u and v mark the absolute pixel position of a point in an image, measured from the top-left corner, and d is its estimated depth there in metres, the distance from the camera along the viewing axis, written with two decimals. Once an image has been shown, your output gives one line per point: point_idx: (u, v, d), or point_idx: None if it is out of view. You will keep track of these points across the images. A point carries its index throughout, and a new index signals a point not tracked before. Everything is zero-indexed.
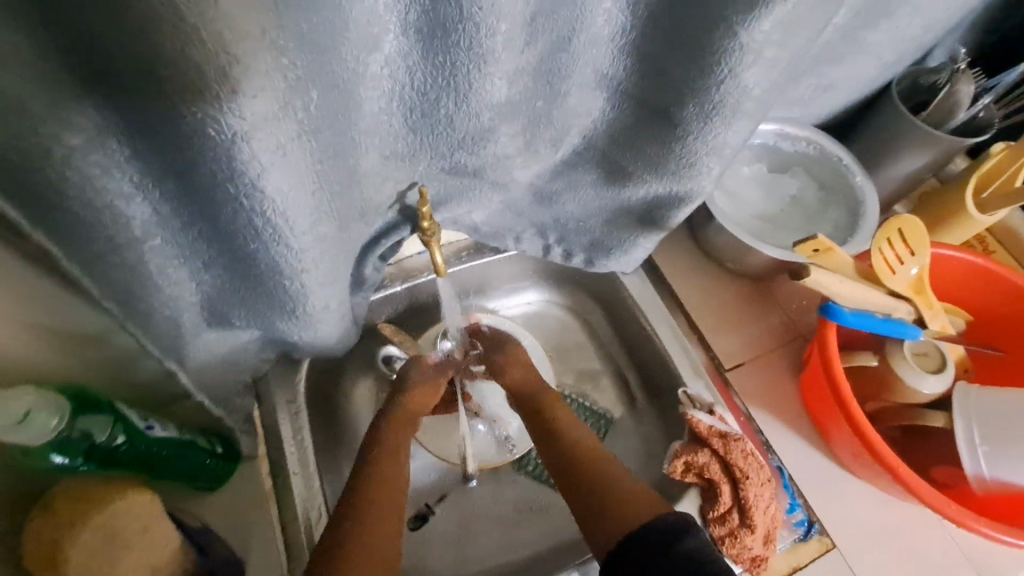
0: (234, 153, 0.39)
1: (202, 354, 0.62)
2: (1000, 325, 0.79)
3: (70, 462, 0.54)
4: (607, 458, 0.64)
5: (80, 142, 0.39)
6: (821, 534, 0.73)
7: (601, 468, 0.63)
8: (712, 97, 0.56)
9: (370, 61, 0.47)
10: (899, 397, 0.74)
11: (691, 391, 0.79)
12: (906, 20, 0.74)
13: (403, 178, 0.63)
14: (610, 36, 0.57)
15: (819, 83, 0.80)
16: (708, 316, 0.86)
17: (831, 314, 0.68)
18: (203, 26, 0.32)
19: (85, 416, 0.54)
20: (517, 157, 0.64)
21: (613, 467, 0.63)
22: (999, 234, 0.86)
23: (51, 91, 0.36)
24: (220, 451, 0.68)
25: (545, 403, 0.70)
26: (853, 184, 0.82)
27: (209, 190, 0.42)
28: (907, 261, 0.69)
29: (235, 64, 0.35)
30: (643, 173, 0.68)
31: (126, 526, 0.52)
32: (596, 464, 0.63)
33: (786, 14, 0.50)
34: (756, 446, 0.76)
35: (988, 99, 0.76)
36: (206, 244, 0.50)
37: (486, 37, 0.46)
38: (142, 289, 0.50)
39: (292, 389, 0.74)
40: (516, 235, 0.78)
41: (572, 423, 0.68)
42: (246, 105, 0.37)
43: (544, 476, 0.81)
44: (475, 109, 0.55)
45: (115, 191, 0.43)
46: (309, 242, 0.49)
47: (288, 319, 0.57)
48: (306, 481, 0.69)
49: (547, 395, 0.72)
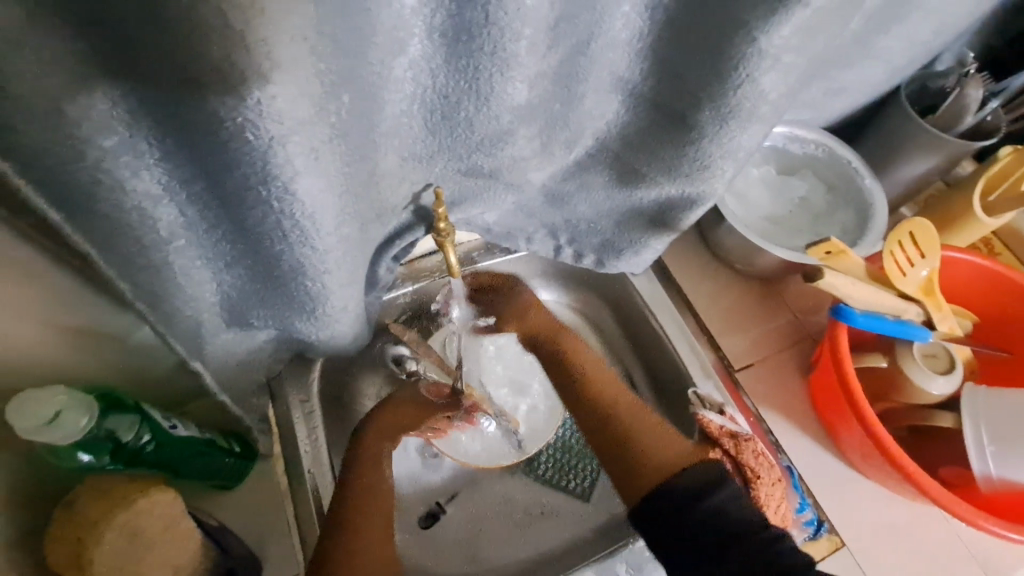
0: (269, 156, 0.39)
1: (220, 354, 0.63)
2: (1007, 326, 0.80)
3: (96, 461, 0.55)
4: (629, 409, 0.73)
5: (113, 144, 0.39)
6: (831, 533, 0.74)
7: (625, 421, 0.72)
8: (728, 101, 0.57)
9: (395, 64, 0.48)
10: (909, 397, 0.74)
11: (700, 391, 0.80)
12: (916, 25, 0.74)
13: (419, 179, 0.63)
14: (628, 40, 0.57)
15: (829, 87, 0.81)
16: (717, 317, 0.86)
17: (843, 315, 0.68)
18: (248, 33, 0.33)
19: (112, 416, 0.55)
20: (533, 159, 0.65)
21: (636, 419, 0.72)
22: (1004, 237, 0.87)
23: (88, 94, 0.36)
24: (237, 451, 0.70)
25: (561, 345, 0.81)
26: (862, 186, 0.83)
27: (240, 192, 0.43)
28: (918, 263, 0.70)
29: (276, 69, 0.35)
30: (656, 176, 0.68)
31: (149, 525, 0.53)
32: (623, 416, 0.72)
33: (805, 20, 0.51)
34: (766, 446, 0.77)
35: (996, 103, 0.77)
36: (230, 245, 0.50)
37: (510, 41, 0.47)
38: (166, 290, 0.51)
39: (305, 389, 0.73)
40: (528, 236, 0.79)
41: (602, 380, 0.77)
42: (282, 110, 0.37)
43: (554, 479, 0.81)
44: (495, 112, 0.55)
45: (144, 193, 0.43)
46: (332, 243, 0.50)
47: (307, 319, 0.58)
48: (321, 479, 0.70)
49: (561, 337, 0.81)
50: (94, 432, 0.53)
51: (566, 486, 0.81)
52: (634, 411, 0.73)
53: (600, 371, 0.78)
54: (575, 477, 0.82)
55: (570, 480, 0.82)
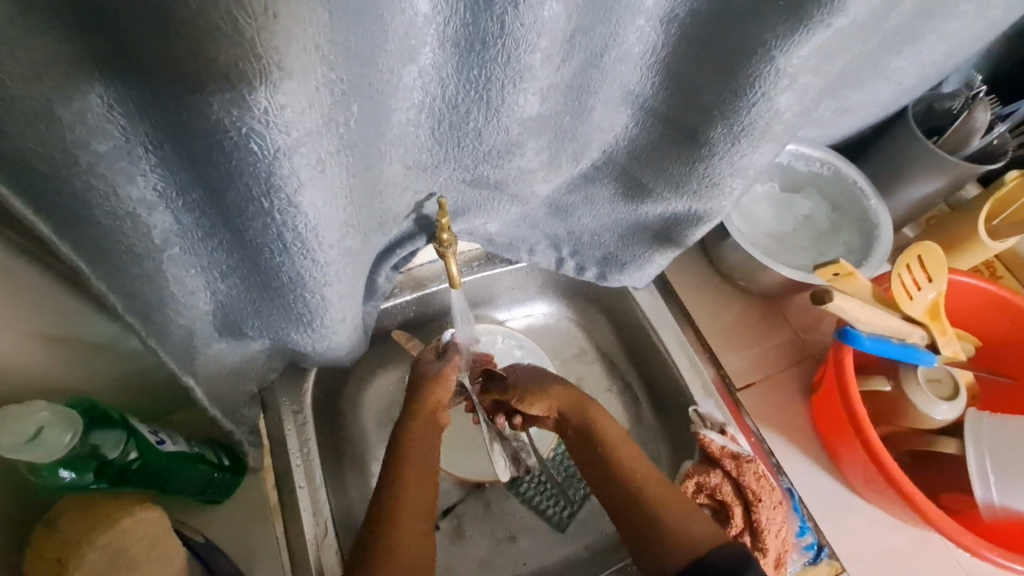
0: (274, 168, 0.38)
1: (212, 364, 0.61)
2: (1009, 352, 0.79)
3: (79, 478, 0.53)
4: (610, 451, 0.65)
5: (107, 149, 0.37)
6: (831, 557, 0.73)
7: (643, 488, 0.62)
8: (742, 119, 0.56)
9: (405, 72, 0.46)
10: (911, 422, 0.74)
11: (701, 409, 0.78)
12: (929, 47, 0.74)
13: (422, 188, 0.62)
14: (641, 54, 0.56)
15: (839, 106, 0.80)
16: (718, 334, 0.85)
17: (849, 338, 0.68)
18: (259, 42, 0.31)
19: (97, 431, 0.54)
20: (540, 172, 0.63)
21: (662, 490, 0.62)
22: (1006, 260, 0.87)
23: (84, 101, 0.34)
24: (226, 465, 0.69)
25: (585, 410, 0.69)
26: (867, 207, 0.82)
27: (240, 204, 0.41)
28: (925, 287, 0.69)
29: (286, 79, 0.33)
30: (663, 191, 0.67)
31: (135, 544, 0.53)
32: (625, 474, 0.64)
33: (825, 41, 0.49)
34: (767, 468, 0.76)
35: (1004, 127, 0.77)
36: (226, 255, 0.48)
37: (525, 53, 0.45)
38: (159, 296, 0.49)
39: (298, 398, 0.70)
40: (530, 248, 0.77)
41: (622, 444, 0.66)
42: (291, 123, 0.36)
43: (538, 503, 0.79)
44: (504, 123, 0.54)
45: (138, 200, 0.41)
46: (334, 256, 0.48)
47: (303, 331, 0.55)
48: (312, 493, 0.66)
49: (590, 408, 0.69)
50: (78, 447, 0.52)
51: (544, 512, 0.78)
52: (646, 474, 0.63)
53: (612, 429, 0.67)
54: (555, 502, 0.79)
55: (549, 506, 0.79)
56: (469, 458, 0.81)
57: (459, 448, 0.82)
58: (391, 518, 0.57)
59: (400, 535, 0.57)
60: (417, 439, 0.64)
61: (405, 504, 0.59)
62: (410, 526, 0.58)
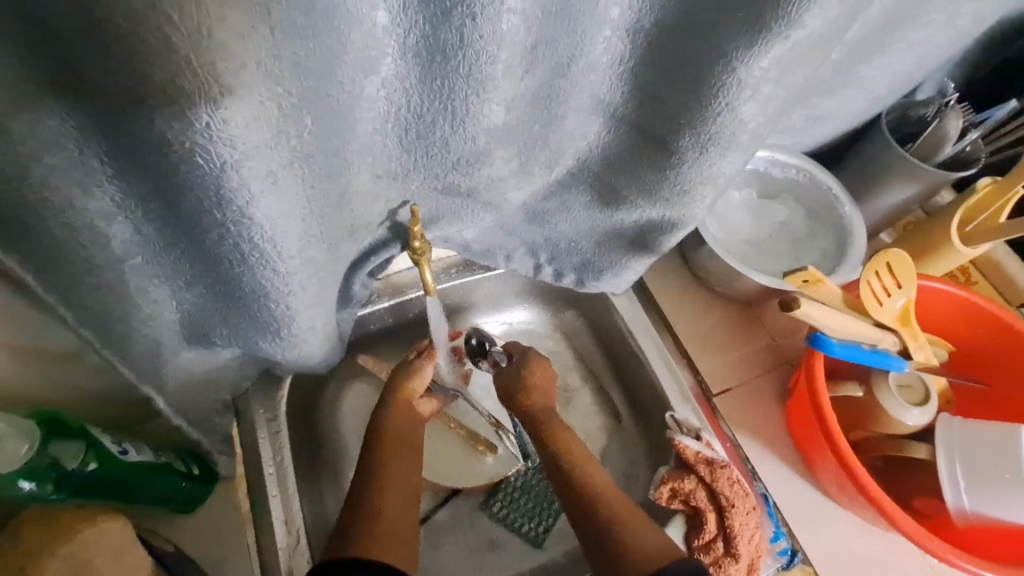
0: (224, 181, 0.38)
1: (181, 371, 0.61)
2: (982, 359, 0.80)
3: (38, 488, 0.54)
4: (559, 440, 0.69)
5: (60, 161, 0.38)
6: (804, 563, 0.74)
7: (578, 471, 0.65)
8: (708, 128, 0.56)
9: (366, 83, 0.46)
10: (882, 427, 0.74)
11: (678, 415, 0.78)
12: (896, 55, 0.74)
13: (395, 197, 0.62)
14: (608, 64, 0.56)
15: (812, 114, 0.81)
16: (696, 339, 0.85)
17: (819, 344, 0.68)
18: (198, 59, 0.32)
19: (55, 443, 0.56)
20: (512, 179, 0.63)
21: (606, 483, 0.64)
22: (982, 265, 0.88)
23: (32, 116, 0.35)
24: (196, 473, 0.70)
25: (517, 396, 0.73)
26: (841, 213, 0.83)
27: (195, 214, 0.41)
28: (895, 293, 0.70)
29: (228, 95, 0.34)
30: (637, 199, 0.68)
31: (96, 554, 0.54)
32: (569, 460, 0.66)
33: (786, 52, 0.50)
34: (742, 474, 0.76)
35: (977, 134, 0.78)
36: (189, 265, 0.48)
37: (486, 64, 0.46)
38: (121, 305, 0.49)
39: (272, 407, 0.70)
40: (507, 253, 0.78)
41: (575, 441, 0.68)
42: (239, 137, 0.36)
43: (511, 520, 0.78)
44: (471, 133, 0.54)
45: (96, 212, 0.42)
46: (297, 266, 0.48)
47: (271, 340, 0.56)
48: (285, 501, 0.66)
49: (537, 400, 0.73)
50: (36, 459, 0.54)
51: (517, 528, 0.78)
52: (611, 490, 0.64)
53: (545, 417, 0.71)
54: (529, 519, 0.78)
55: (524, 522, 0.78)
56: (449, 466, 0.80)
57: (436, 460, 0.80)
58: (372, 523, 0.58)
59: (387, 516, 0.59)
60: (398, 438, 0.66)
61: (387, 496, 0.61)
62: (395, 508, 0.60)
